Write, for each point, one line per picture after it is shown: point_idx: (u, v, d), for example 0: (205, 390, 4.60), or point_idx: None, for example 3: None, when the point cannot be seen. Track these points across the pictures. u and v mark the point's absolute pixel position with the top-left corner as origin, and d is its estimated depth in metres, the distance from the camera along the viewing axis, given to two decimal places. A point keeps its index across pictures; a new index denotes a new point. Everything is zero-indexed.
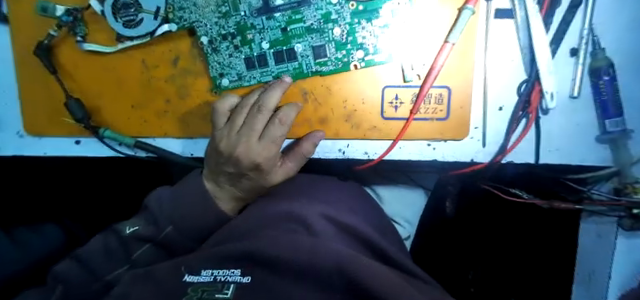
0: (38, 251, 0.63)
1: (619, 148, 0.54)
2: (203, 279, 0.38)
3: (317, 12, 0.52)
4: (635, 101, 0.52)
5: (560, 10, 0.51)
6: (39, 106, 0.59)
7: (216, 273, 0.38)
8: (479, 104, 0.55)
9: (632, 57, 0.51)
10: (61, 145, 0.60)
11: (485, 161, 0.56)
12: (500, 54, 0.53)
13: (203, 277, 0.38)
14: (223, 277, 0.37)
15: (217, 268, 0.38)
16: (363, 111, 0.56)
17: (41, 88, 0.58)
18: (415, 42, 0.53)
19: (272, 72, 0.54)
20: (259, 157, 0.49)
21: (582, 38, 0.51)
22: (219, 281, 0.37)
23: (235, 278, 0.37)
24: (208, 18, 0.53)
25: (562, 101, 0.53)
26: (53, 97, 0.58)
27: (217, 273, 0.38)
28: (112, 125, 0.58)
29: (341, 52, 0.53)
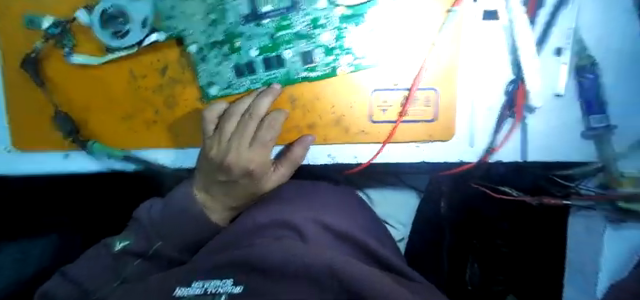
0: (38, 266, 0.71)
1: (605, 145, 0.55)
2: (195, 290, 0.37)
3: (305, 18, 0.52)
4: (620, 98, 0.53)
5: (545, 9, 0.51)
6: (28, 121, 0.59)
7: (207, 285, 0.37)
8: (467, 104, 0.55)
9: (616, 55, 0.52)
10: (51, 160, 0.60)
11: (473, 161, 0.57)
12: (486, 55, 0.53)
13: (195, 289, 0.37)
14: (214, 288, 0.37)
15: (208, 279, 0.38)
16: (352, 116, 0.56)
17: (29, 102, 0.58)
18: (402, 45, 0.53)
19: (261, 79, 0.54)
20: (250, 164, 0.49)
21: (568, 37, 0.52)
22: (211, 292, 0.37)
23: (227, 288, 0.37)
24: (195, 27, 0.53)
25: (547, 100, 0.54)
26: (41, 112, 0.58)
27: (208, 285, 0.37)
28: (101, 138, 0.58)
29: (329, 57, 0.54)
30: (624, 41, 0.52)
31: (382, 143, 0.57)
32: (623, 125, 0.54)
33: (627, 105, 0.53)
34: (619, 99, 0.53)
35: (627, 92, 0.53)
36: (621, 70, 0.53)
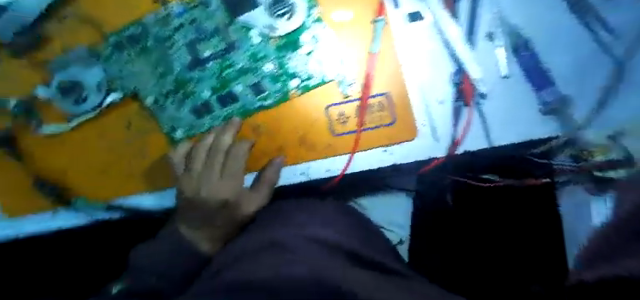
0: None
1: (567, 113, 0.54)
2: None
3: (245, 54, 0.56)
4: (567, 65, 0.54)
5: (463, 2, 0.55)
6: (16, 194, 0.62)
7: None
8: (420, 103, 0.56)
9: (547, 27, 0.54)
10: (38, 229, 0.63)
11: (442, 155, 0.57)
12: (423, 54, 0.55)
13: None
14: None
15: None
16: (313, 133, 0.58)
17: (10, 179, 0.61)
18: (341, 59, 0.56)
19: (218, 116, 0.57)
20: (224, 192, 0.53)
21: (496, 20, 0.54)
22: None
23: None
24: (147, 81, 0.57)
25: (495, 83, 0.55)
26: (26, 185, 0.62)
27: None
28: (86, 198, 0.61)
29: (278, 84, 0.56)
30: (550, 12, 0.54)
31: (349, 154, 0.58)
32: (577, 93, 0.54)
33: (575, 71, 0.54)
34: (565, 70, 0.54)
35: (570, 60, 0.54)
36: (557, 40, 0.54)
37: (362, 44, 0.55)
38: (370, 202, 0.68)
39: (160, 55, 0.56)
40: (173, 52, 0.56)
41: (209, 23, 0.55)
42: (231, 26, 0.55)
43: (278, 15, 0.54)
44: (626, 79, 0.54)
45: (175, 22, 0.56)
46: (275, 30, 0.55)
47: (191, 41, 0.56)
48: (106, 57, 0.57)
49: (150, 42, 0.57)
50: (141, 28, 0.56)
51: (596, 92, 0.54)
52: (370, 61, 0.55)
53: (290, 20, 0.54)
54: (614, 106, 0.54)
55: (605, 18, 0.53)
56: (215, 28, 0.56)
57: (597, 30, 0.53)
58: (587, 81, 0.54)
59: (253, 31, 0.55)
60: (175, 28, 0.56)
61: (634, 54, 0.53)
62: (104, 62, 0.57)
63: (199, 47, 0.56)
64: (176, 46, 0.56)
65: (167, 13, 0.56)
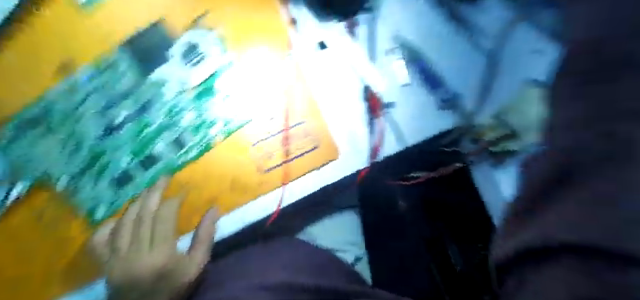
0: None
1: (461, 107, 0.62)
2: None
3: (161, 111, 0.55)
4: (453, 67, 0.62)
5: (361, 27, 0.61)
6: None
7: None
8: (337, 122, 0.61)
9: (431, 39, 0.62)
10: None
11: (365, 166, 0.61)
12: (332, 77, 0.60)
13: None
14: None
15: None
16: (242, 173, 0.58)
17: None
18: (258, 97, 0.58)
19: (143, 181, 0.55)
20: (156, 262, 0.53)
21: (391, 39, 0.62)
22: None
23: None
24: (58, 159, 0.53)
25: (398, 92, 0.61)
26: None
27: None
28: None
29: (199, 134, 0.56)
30: (432, 24, 0.62)
31: (281, 186, 0.59)
32: (465, 88, 0.62)
33: (458, 71, 0.62)
34: (451, 70, 0.62)
35: (456, 62, 0.62)
36: (442, 47, 0.62)
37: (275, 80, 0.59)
38: (320, 229, 0.59)
39: (70, 129, 0.54)
40: (82, 124, 0.54)
41: (119, 86, 0.55)
42: (141, 87, 0.55)
43: (194, 62, 0.56)
44: (500, 70, 0.61)
45: (83, 91, 0.54)
46: (188, 83, 0.56)
47: (102, 108, 0.54)
48: (12, 142, 0.54)
49: (57, 118, 0.54)
50: (46, 104, 0.54)
51: (478, 84, 0.62)
52: (286, 95, 0.59)
53: (200, 70, 0.56)
54: (497, 93, 0.61)
55: (474, 22, 0.62)
56: (126, 91, 0.55)
57: (472, 37, 0.62)
58: (470, 75, 0.62)
59: (169, 83, 0.56)
60: (81, 99, 0.54)
61: (503, 48, 0.62)
62: (13, 145, 0.53)
63: (111, 113, 0.54)
64: (86, 117, 0.54)
65: (72, 84, 0.54)
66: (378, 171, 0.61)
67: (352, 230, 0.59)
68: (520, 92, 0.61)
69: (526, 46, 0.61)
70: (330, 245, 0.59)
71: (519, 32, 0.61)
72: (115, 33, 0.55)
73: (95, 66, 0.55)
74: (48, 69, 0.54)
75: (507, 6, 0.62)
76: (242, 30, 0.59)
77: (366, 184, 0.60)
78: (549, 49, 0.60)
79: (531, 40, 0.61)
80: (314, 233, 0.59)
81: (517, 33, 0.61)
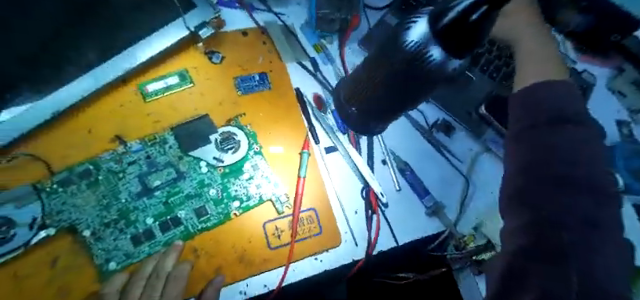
0: None
1: (444, 214, 0.73)
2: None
3: (193, 182, 0.64)
4: (435, 180, 0.76)
5: (363, 138, 0.76)
6: None
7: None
8: (339, 214, 0.70)
9: (416, 154, 0.78)
10: None
11: (362, 257, 0.68)
12: (335, 173, 0.72)
13: None
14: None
15: None
16: (251, 246, 0.64)
17: None
18: (272, 181, 0.68)
19: (160, 241, 0.60)
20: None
21: (384, 152, 0.76)
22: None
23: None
24: (89, 211, 0.59)
25: (392, 195, 0.73)
26: None
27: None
28: None
29: (220, 206, 0.64)
30: (417, 145, 0.78)
31: (285, 264, 0.64)
32: (445, 199, 0.75)
33: (440, 182, 0.76)
34: (434, 183, 0.76)
35: (437, 176, 0.76)
36: (424, 164, 0.77)
37: (290, 171, 0.70)
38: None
39: (109, 188, 0.61)
40: (122, 184, 0.61)
41: (162, 157, 0.64)
42: (180, 160, 0.65)
43: (226, 149, 0.67)
44: (473, 189, 0.76)
45: (131, 158, 0.63)
46: (221, 161, 0.66)
47: (142, 174, 0.63)
48: (47, 191, 0.59)
49: (100, 176, 0.61)
50: (93, 164, 0.61)
51: (458, 196, 0.75)
52: (300, 183, 0.69)
53: (234, 153, 0.67)
54: (473, 206, 0.75)
55: (450, 148, 0.79)
56: (167, 161, 0.64)
57: (449, 158, 0.78)
58: (450, 189, 0.76)
59: (202, 162, 0.65)
60: (128, 163, 0.63)
61: (472, 172, 0.78)
62: (44, 198, 0.59)
63: (150, 178, 0.62)
64: (127, 179, 0.62)
65: (124, 150, 0.63)
66: (371, 262, 0.71)
67: None
68: (491, 210, 0.75)
69: (487, 173, 0.78)
70: None
71: (486, 162, 0.79)
72: (170, 117, 0.68)
73: (147, 139, 0.65)
74: (104, 136, 0.65)
75: (476, 141, 0.80)
76: (267, 127, 0.72)
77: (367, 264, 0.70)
78: None
79: (493, 169, 0.78)
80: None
81: (481, 162, 0.79)
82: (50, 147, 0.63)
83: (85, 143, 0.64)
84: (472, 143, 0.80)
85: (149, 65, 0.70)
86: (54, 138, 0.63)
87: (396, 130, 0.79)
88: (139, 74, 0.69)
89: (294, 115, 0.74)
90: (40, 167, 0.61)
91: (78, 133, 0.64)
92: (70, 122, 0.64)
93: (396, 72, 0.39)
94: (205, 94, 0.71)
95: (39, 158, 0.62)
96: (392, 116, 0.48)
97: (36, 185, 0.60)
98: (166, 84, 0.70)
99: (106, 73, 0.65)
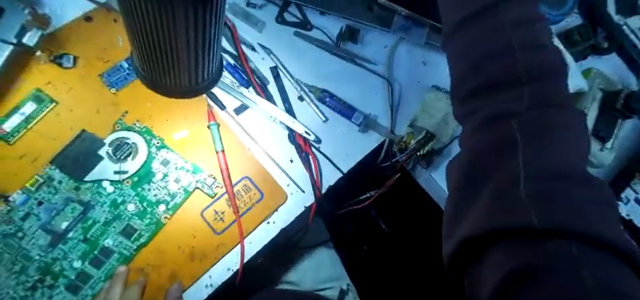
0: None
1: (377, 125, 0.70)
2: None
3: (104, 206, 0.58)
4: (359, 95, 0.71)
5: (270, 83, 0.69)
6: None
7: None
8: (275, 170, 0.66)
9: (332, 76, 0.71)
10: None
11: (313, 201, 0.65)
12: (254, 129, 0.66)
13: None
14: None
15: None
16: (197, 241, 0.60)
17: None
18: (191, 167, 0.62)
19: (99, 277, 0.56)
20: None
21: (297, 87, 0.70)
22: None
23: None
24: (4, 284, 0.53)
25: (320, 128, 0.69)
26: None
27: None
28: None
29: (146, 218, 0.59)
30: (331, 66, 0.72)
31: (239, 243, 0.61)
32: (375, 110, 0.71)
33: (364, 94, 0.71)
34: (360, 98, 0.71)
35: (361, 90, 0.72)
36: (341, 84, 0.71)
37: (206, 148, 0.63)
38: (296, 274, 0.74)
39: (12, 253, 0.54)
40: (26, 241, 0.55)
41: (57, 197, 0.57)
42: (78, 190, 0.58)
43: (123, 158, 0.60)
44: (400, 87, 0.72)
45: (21, 212, 0.56)
46: (125, 172, 0.59)
47: (44, 224, 0.56)
48: None
49: None
50: None
51: (386, 102, 0.72)
52: (220, 158, 0.63)
53: (134, 159, 0.60)
54: (404, 105, 0.72)
55: (363, 55, 0.73)
56: (65, 198, 0.57)
57: (367, 66, 0.73)
58: (375, 98, 0.72)
59: (105, 181, 0.58)
60: (21, 219, 0.56)
61: (392, 69, 0.73)
62: None
63: (54, 223, 0.56)
64: (29, 235, 0.55)
65: (9, 207, 0.56)
66: (328, 197, 0.68)
67: (316, 268, 0.75)
68: (421, 101, 0.72)
69: (408, 66, 0.74)
70: (305, 286, 0.74)
71: (407, 52, 0.74)
72: (42, 149, 0.59)
73: (29, 184, 0.57)
74: None
75: (391, 33, 0.74)
76: (161, 109, 0.63)
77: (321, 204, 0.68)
78: (431, 59, 0.74)
79: (416, 55, 0.74)
80: (292, 279, 0.74)
81: (399, 56, 0.74)
82: None
83: None
84: (385, 41, 0.74)
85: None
86: None
87: (300, 60, 0.71)
88: None
89: None
90: None
91: None
92: None
93: (142, 20, 0.30)
94: (75, 109, 0.61)
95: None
96: (181, 79, 0.43)
97: None
98: (22, 116, 0.59)
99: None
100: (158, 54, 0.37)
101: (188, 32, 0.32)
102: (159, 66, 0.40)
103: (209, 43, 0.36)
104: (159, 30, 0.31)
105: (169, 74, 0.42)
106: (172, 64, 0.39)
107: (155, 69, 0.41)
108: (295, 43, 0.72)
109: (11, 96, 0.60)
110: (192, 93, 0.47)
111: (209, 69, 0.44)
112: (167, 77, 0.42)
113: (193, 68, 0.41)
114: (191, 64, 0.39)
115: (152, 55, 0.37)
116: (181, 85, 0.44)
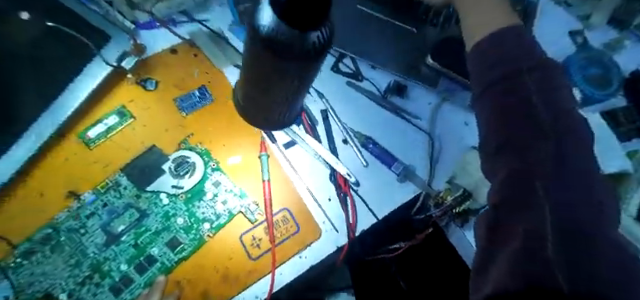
0: None
1: (415, 176, 0.73)
2: None
3: (158, 216, 0.63)
4: (401, 145, 0.75)
5: (319, 124, 0.75)
6: None
7: None
8: (314, 206, 0.69)
9: (376, 125, 0.76)
10: None
11: (345, 243, 0.67)
12: (300, 164, 0.71)
13: None
14: None
15: None
16: (233, 263, 0.63)
17: None
18: (238, 192, 0.67)
19: (140, 283, 0.59)
20: None
21: (343, 131, 0.75)
22: None
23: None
24: (58, 275, 0.58)
25: (360, 173, 0.73)
26: None
27: None
28: None
29: (191, 233, 0.63)
30: (376, 116, 0.77)
31: (271, 272, 0.64)
32: (414, 162, 0.74)
33: (405, 146, 0.75)
34: (401, 148, 0.75)
35: (402, 141, 0.76)
36: (384, 133, 0.76)
37: (254, 176, 0.68)
38: None
39: (72, 247, 0.60)
40: (86, 238, 0.61)
41: (120, 200, 0.63)
42: (138, 198, 0.64)
43: (182, 174, 0.66)
44: (440, 143, 0.76)
45: (87, 210, 0.62)
46: (180, 187, 0.65)
47: (104, 224, 0.62)
48: (13, 266, 0.58)
49: (61, 237, 0.60)
50: (52, 227, 0.61)
51: (425, 155, 0.75)
52: (265, 187, 0.68)
53: (191, 177, 0.66)
54: (443, 161, 0.75)
55: (408, 109, 0.78)
56: (126, 204, 0.63)
57: (411, 120, 0.77)
58: (415, 151, 0.75)
59: (162, 193, 0.64)
60: (86, 216, 0.62)
61: (434, 126, 0.77)
62: (12, 273, 0.58)
63: (112, 225, 0.62)
64: (89, 232, 0.61)
65: (80, 204, 0.63)
66: (362, 235, 0.70)
67: None
68: (460, 159, 0.75)
69: (449, 124, 0.78)
70: None
71: (450, 112, 0.78)
72: (115, 157, 0.66)
73: (99, 186, 0.64)
74: (58, 196, 0.63)
75: (436, 93, 0.79)
76: (220, 136, 0.70)
77: (353, 245, 0.69)
78: (472, 122, 0.78)
79: (458, 116, 0.78)
80: None
81: (441, 115, 0.78)
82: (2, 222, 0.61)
83: (40, 208, 0.62)
84: (429, 99, 0.79)
85: (86, 109, 0.68)
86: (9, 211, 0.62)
87: (349, 107, 0.77)
88: (76, 120, 0.67)
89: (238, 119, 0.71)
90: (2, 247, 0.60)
91: (30, 203, 0.63)
92: (13, 199, 0.63)
93: (262, 64, 0.36)
94: (148, 125, 0.69)
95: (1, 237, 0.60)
96: (270, 115, 0.47)
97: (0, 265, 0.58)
98: (105, 126, 0.68)
99: (41, 130, 0.63)
100: (259, 90, 0.41)
101: (295, 77, 0.37)
102: (253, 99, 0.44)
103: (303, 88, 0.41)
104: (271, 73, 0.37)
105: (260, 109, 0.46)
106: (269, 100, 0.42)
107: (250, 102, 0.45)
108: (346, 91, 0.79)
109: (99, 108, 0.69)
110: (274, 128, 0.51)
111: (294, 108, 0.47)
112: (257, 112, 0.47)
113: (284, 107, 0.44)
114: (284, 103, 0.43)
115: (254, 91, 0.42)
116: (267, 119, 0.48)
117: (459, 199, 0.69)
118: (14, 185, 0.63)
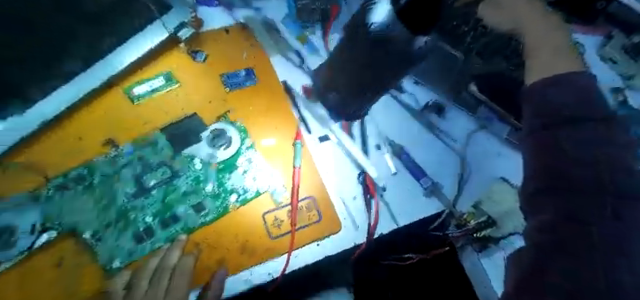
0: None
1: (441, 194, 0.74)
2: None
3: (189, 178, 0.65)
4: (431, 162, 0.76)
5: (355, 125, 0.77)
6: None
7: None
8: (338, 201, 0.70)
9: (411, 137, 0.78)
10: None
11: (363, 240, 0.68)
12: (331, 159, 0.73)
13: None
14: None
15: None
16: (252, 238, 0.64)
17: None
18: (268, 172, 0.68)
19: (161, 238, 0.60)
20: None
21: (378, 137, 0.77)
22: None
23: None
24: (87, 215, 0.61)
25: (388, 179, 0.74)
26: None
27: None
28: None
29: (218, 200, 0.64)
30: (412, 129, 0.78)
31: (287, 253, 0.64)
32: (443, 180, 0.75)
33: (436, 163, 0.76)
34: (431, 164, 0.76)
35: (434, 158, 0.77)
36: (417, 147, 0.77)
37: (286, 161, 0.70)
38: None
39: (103, 191, 0.62)
40: (118, 185, 0.63)
41: (155, 157, 0.66)
42: (173, 158, 0.66)
43: (219, 145, 0.68)
44: (471, 168, 0.77)
45: (124, 160, 0.65)
46: (215, 157, 0.67)
47: (137, 176, 0.64)
48: (44, 197, 0.62)
49: (95, 180, 0.63)
50: (88, 168, 0.64)
51: (454, 176, 0.76)
52: (294, 173, 0.69)
53: (227, 149, 0.68)
54: (471, 185, 0.75)
55: (444, 128, 0.79)
56: (160, 161, 0.65)
57: (445, 139, 0.78)
58: (445, 169, 0.76)
59: (196, 159, 0.66)
60: (122, 165, 0.65)
61: (467, 150, 0.78)
62: (43, 203, 0.61)
63: (144, 178, 0.64)
64: (122, 180, 0.63)
65: (117, 153, 0.66)
66: (376, 241, 0.69)
67: None
68: (489, 187, 0.75)
69: (483, 151, 0.78)
70: None
71: (485, 139, 0.79)
72: (156, 117, 0.70)
73: (140, 140, 0.67)
74: (96, 142, 0.67)
75: (474, 118, 0.80)
76: (260, 117, 0.72)
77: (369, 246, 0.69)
78: (507, 153, 0.78)
79: (493, 145, 0.79)
80: None
81: (476, 140, 0.79)
82: (41, 156, 0.65)
83: (78, 149, 0.66)
84: (466, 123, 0.80)
85: (138, 68, 0.72)
86: (48, 146, 0.66)
87: (386, 115, 0.79)
88: (127, 76, 0.71)
89: (278, 104, 0.74)
90: (36, 177, 0.64)
91: (69, 143, 0.66)
92: (53, 135, 0.67)
93: None
94: (192, 94, 0.72)
95: (38, 167, 0.64)
96: None
97: (33, 192, 0.62)
98: (150, 86, 0.71)
99: (84, 83, 0.65)
100: None
101: None
102: None
103: None
104: None
105: None
106: None
107: None
108: (386, 100, 0.80)
109: (150, 68, 0.73)
110: None
111: None
112: None
113: None
114: None
115: None
116: None
117: (483, 224, 0.71)
118: (58, 123, 0.67)
